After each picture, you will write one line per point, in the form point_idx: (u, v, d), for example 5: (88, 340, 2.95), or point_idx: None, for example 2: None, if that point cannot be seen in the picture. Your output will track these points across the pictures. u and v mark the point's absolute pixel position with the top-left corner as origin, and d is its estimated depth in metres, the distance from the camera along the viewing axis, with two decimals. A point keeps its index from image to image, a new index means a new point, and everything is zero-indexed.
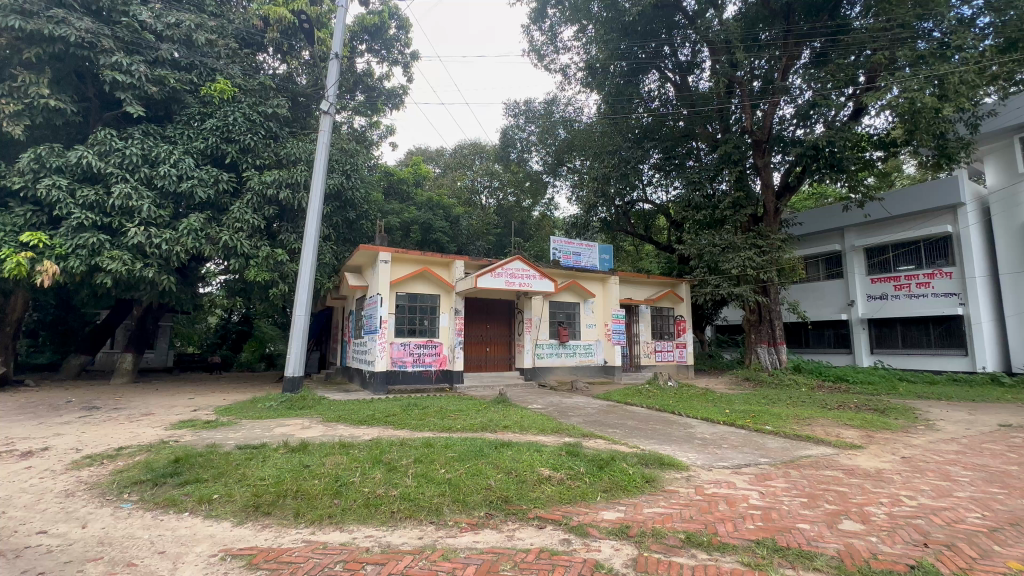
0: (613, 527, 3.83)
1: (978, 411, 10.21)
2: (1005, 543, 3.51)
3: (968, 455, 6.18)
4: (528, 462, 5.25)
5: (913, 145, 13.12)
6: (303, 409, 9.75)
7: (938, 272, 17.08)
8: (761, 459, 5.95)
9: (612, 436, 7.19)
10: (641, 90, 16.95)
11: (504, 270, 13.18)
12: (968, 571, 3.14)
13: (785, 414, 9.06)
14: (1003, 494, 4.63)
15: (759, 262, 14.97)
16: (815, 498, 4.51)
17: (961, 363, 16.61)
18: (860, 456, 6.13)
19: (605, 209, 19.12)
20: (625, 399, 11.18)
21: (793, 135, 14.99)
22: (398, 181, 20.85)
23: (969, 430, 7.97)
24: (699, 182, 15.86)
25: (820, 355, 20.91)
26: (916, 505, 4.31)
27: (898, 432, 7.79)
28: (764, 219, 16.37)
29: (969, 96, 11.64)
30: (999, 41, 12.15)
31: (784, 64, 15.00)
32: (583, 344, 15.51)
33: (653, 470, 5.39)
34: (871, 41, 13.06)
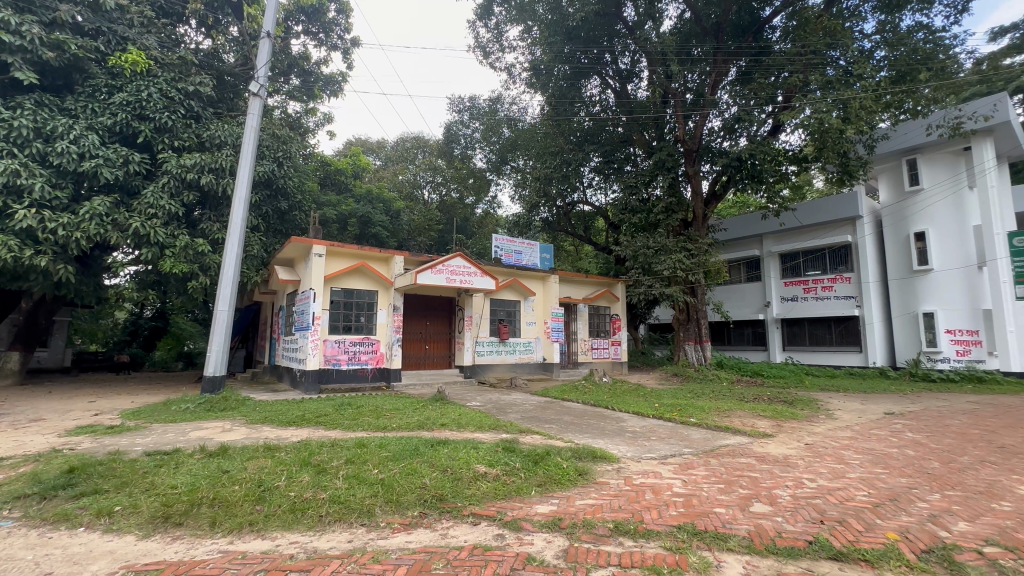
0: (545, 520, 3.91)
1: (869, 401, 11.48)
2: (884, 517, 3.99)
3: (859, 440, 6.96)
4: (464, 459, 5.24)
5: (821, 162, 14.44)
6: (224, 411, 9.10)
7: (840, 277, 19.03)
8: (685, 450, 6.33)
9: (548, 431, 7.36)
10: (582, 95, 17.38)
11: (445, 267, 13.04)
12: (855, 542, 3.53)
13: (708, 407, 9.69)
14: (885, 474, 5.25)
15: (688, 264, 15.94)
16: (731, 484, 4.87)
17: (857, 359, 18.59)
18: (770, 444, 6.71)
19: (547, 208, 19.48)
20: (562, 395, 11.45)
21: (721, 146, 16.01)
22: (335, 171, 19.98)
23: (861, 418, 8.97)
24: (636, 186, 16.60)
25: (740, 352, 22.60)
26: (815, 486, 4.78)
27: (803, 421, 8.60)
28: (694, 224, 17.38)
29: (866, 120, 13.04)
30: (892, 72, 13.66)
31: (714, 79, 15.91)
32: (523, 341, 15.71)
33: (586, 463, 5.57)
34: (788, 64, 14.27)
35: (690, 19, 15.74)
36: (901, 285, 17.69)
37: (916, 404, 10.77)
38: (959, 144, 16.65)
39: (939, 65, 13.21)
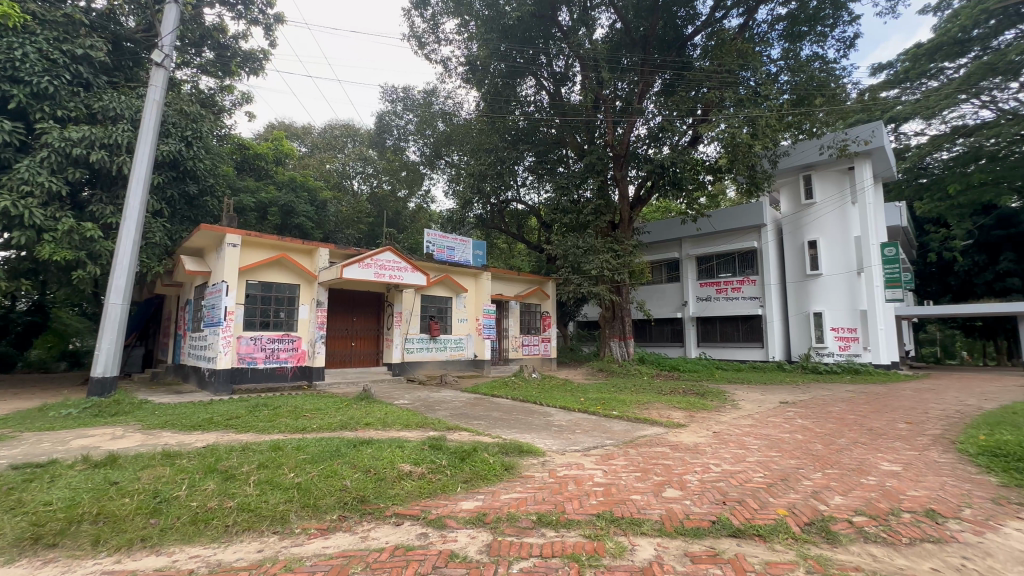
0: (470, 516, 3.91)
1: (768, 392, 12.70)
2: (776, 495, 4.44)
3: (758, 427, 7.68)
4: (388, 459, 5.10)
5: (733, 173, 15.65)
6: (115, 416, 8.14)
7: (747, 280, 20.84)
8: (607, 441, 6.63)
9: (476, 428, 7.38)
10: (517, 94, 17.54)
11: (373, 261, 12.60)
12: (751, 519, 3.89)
13: (629, 400, 10.20)
14: (778, 456, 5.84)
15: (614, 264, 16.68)
16: (647, 471, 5.17)
17: (759, 353, 20.49)
18: (683, 433, 7.21)
19: (480, 205, 19.49)
20: (492, 391, 11.52)
21: (646, 153, 16.88)
22: (254, 156, 18.52)
23: (760, 407, 9.92)
24: (567, 187, 17.07)
25: (660, 347, 24.08)
26: (720, 471, 5.21)
27: (713, 411, 9.31)
28: (621, 226, 18.19)
29: (771, 138, 14.38)
30: (793, 96, 15.13)
31: (641, 89, 16.64)
32: (454, 338, 15.60)
33: (512, 457, 5.65)
34: (707, 80, 15.32)
35: (621, 30, 16.46)
36: (797, 288, 19.72)
37: (805, 393, 12.10)
38: (845, 164, 18.72)
39: (831, 93, 14.82)
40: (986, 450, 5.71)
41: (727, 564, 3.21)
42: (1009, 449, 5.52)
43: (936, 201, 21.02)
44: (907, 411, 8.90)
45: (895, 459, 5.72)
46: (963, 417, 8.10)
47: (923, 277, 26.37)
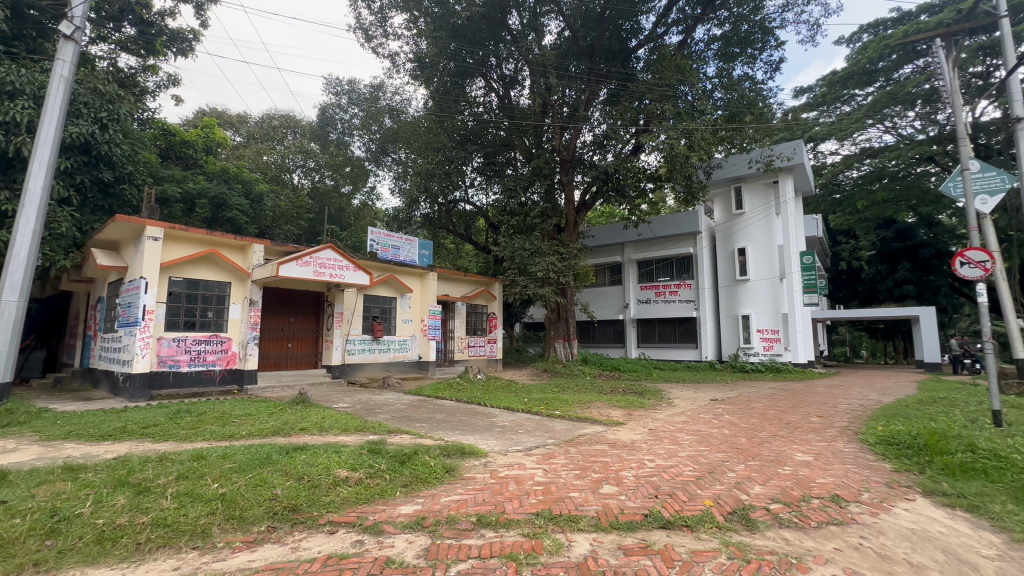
0: (408, 521, 3.84)
1: (701, 390, 13.43)
2: (704, 487, 4.72)
3: (690, 424, 8.12)
4: (323, 465, 4.91)
5: (672, 182, 16.39)
6: (7, 426, 7.26)
7: (683, 284, 21.98)
8: (549, 441, 6.74)
9: (419, 430, 7.26)
10: (466, 94, 17.52)
11: (312, 259, 12.06)
12: (680, 511, 4.10)
13: (571, 400, 10.43)
14: (706, 451, 6.20)
15: (559, 266, 17.04)
16: (586, 469, 5.31)
17: (693, 354, 21.65)
18: (621, 431, 7.48)
19: (427, 204, 19.23)
20: (436, 393, 11.38)
21: (591, 159, 17.33)
22: (180, 143, 17.15)
23: (693, 404, 10.47)
24: (515, 190, 17.24)
25: (602, 348, 24.83)
26: (654, 466, 5.45)
27: (649, 409, 9.73)
28: (566, 230, 18.59)
29: (707, 150, 15.22)
30: (727, 111, 16.06)
31: (587, 97, 17.10)
32: (397, 339, 15.26)
33: (454, 459, 5.61)
34: (649, 93, 15.99)
35: (569, 38, 16.82)
36: (728, 292, 21.07)
37: (733, 391, 12.91)
38: (770, 178, 20.23)
39: (759, 112, 15.91)
40: (882, 439, 6.36)
41: (657, 555, 3.36)
42: (901, 437, 6.18)
43: (847, 215, 23.18)
44: (820, 406, 9.73)
45: (807, 449, 6.24)
46: (865, 411, 8.97)
47: (835, 283, 28.96)
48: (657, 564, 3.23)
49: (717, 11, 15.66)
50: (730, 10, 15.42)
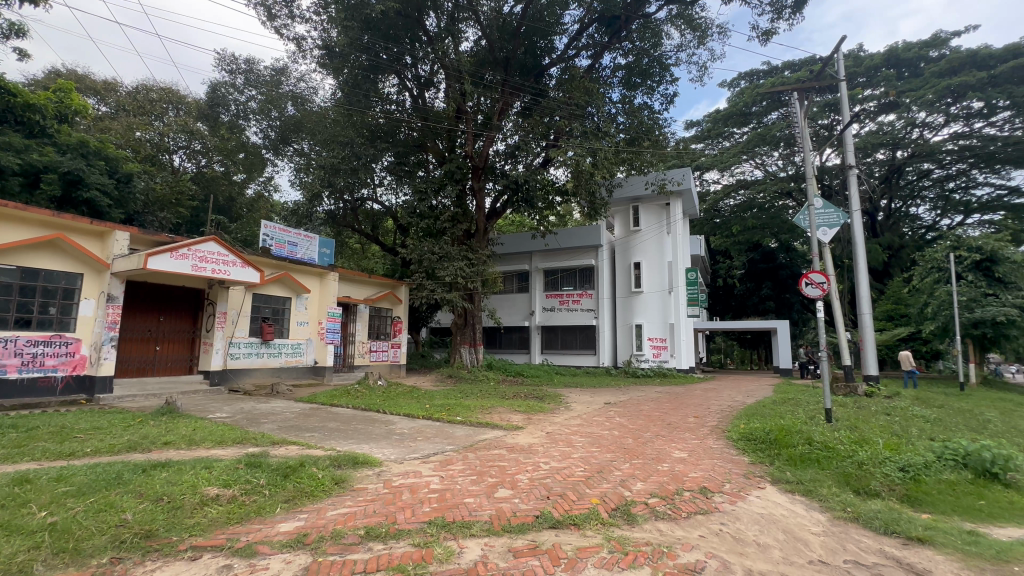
0: (287, 539, 3.55)
1: (597, 394, 14.22)
2: (592, 486, 4.99)
3: (585, 426, 8.55)
4: (189, 483, 4.38)
5: (576, 197, 17.23)
6: None
7: (585, 294, 23.22)
8: (448, 447, 6.67)
9: (308, 441, 6.77)
10: (378, 90, 16.92)
11: (192, 251, 10.78)
12: (569, 510, 4.30)
13: (474, 405, 10.45)
14: (597, 452, 6.57)
15: (467, 272, 17.14)
16: (482, 474, 5.34)
17: (592, 360, 22.93)
18: (520, 435, 7.65)
19: (331, 200, 18.18)
20: (331, 400, 10.72)
21: (502, 168, 17.59)
22: (23, 106, 14.31)
23: (589, 408, 11.05)
24: (425, 193, 17.04)
25: (508, 354, 25.29)
26: (548, 468, 5.65)
27: (548, 413, 10.07)
28: (475, 236, 18.68)
29: (609, 170, 16.23)
30: (628, 135, 17.32)
31: (501, 107, 17.41)
32: (291, 342, 14.13)
33: (345, 470, 5.32)
34: (559, 110, 16.67)
35: (485, 47, 16.96)
36: (624, 302, 22.68)
37: (625, 395, 13.86)
38: (662, 200, 22.16)
39: (656, 139, 17.31)
40: (743, 436, 7.22)
41: (544, 555, 3.47)
42: (757, 433, 7.08)
43: (724, 237, 26.19)
44: (696, 408, 10.81)
45: (683, 447, 6.88)
46: (732, 411, 10.14)
47: (713, 298, 32.49)
48: (544, 564, 3.34)
49: (622, 42, 16.85)
50: (633, 43, 16.66)
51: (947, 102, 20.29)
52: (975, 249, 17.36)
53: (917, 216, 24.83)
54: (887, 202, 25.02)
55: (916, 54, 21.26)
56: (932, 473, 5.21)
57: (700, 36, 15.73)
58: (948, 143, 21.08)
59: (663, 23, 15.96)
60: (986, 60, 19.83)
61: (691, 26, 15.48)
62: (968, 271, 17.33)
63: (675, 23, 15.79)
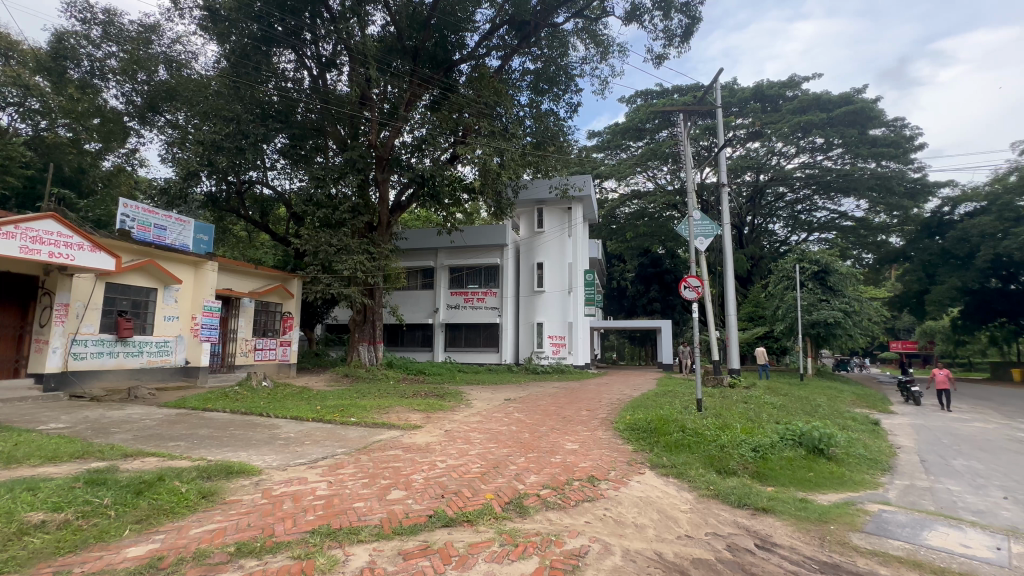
0: (136, 566, 3.09)
1: (497, 390, 14.46)
2: (487, 482, 5.05)
3: (484, 423, 8.62)
4: (4, 510, 3.61)
5: (483, 197, 17.29)
6: None
7: (489, 292, 23.47)
8: (338, 450, 6.30)
9: (171, 451, 5.97)
10: (272, 64, 15.52)
11: (23, 231, 8.93)
12: (463, 507, 4.30)
13: (370, 405, 10.03)
14: (494, 447, 6.65)
15: (368, 266, 16.38)
16: (375, 476, 5.13)
17: (494, 357, 23.29)
18: (417, 434, 7.48)
19: (212, 181, 16.28)
20: (204, 404, 9.59)
21: (408, 161, 16.97)
22: None
23: (489, 404, 11.18)
24: (323, 180, 16.00)
25: (410, 352, 24.68)
26: (444, 466, 5.59)
27: (447, 411, 10.00)
28: (378, 229, 17.96)
29: (515, 172, 16.39)
30: (535, 139, 17.71)
31: (409, 98, 16.79)
32: (155, 340, 12.37)
33: (216, 481, 4.77)
34: (468, 106, 16.46)
35: (392, 34, 16.31)
36: (527, 301, 23.33)
37: (523, 391, 14.27)
38: (565, 203, 23.12)
39: (561, 146, 17.93)
40: (629, 427, 7.80)
41: (436, 554, 3.43)
42: (641, 423, 7.68)
43: (619, 242, 28.16)
44: (589, 401, 11.46)
45: (575, 439, 7.24)
46: (620, 403, 10.91)
47: (608, 298, 34.76)
48: (435, 564, 3.30)
49: (531, 47, 17.23)
50: (542, 49, 17.12)
51: (798, 136, 23.84)
52: (814, 261, 20.66)
53: (774, 232, 28.83)
54: (752, 218, 28.71)
55: (777, 92, 24.70)
56: (776, 451, 6.08)
57: (603, 52, 16.68)
58: (798, 171, 24.76)
59: (569, 34, 16.64)
60: (827, 104, 23.67)
61: (595, 41, 16.37)
62: (809, 280, 20.53)
63: (580, 36, 16.57)
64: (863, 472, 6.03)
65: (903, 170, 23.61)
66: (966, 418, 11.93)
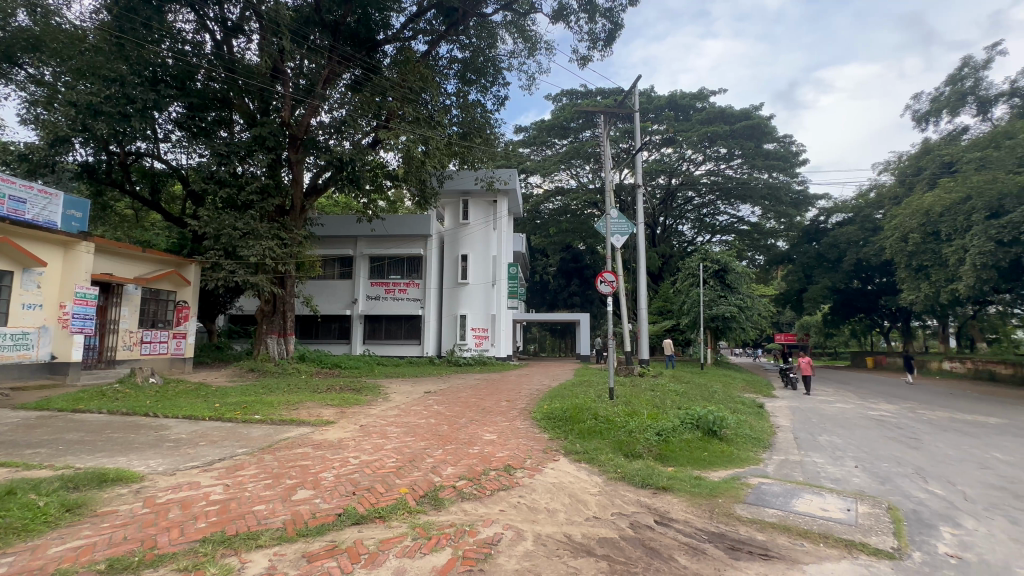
0: None
1: (418, 383, 14.22)
2: (402, 476, 4.94)
3: (402, 416, 8.42)
4: None
5: (406, 184, 16.67)
6: None
7: (412, 283, 22.94)
8: (239, 450, 5.83)
9: (26, 460, 5.14)
10: (166, 22, 13.76)
11: None
12: (375, 504, 4.16)
13: (277, 401, 9.37)
14: (411, 441, 6.52)
15: (278, 253, 15.21)
16: (279, 476, 4.81)
17: (415, 350, 22.87)
18: (330, 430, 7.13)
19: (89, 149, 14.22)
20: (75, 405, 8.38)
21: (325, 142, 15.83)
22: None
23: (408, 398, 10.94)
24: (227, 156, 14.63)
25: (325, 345, 23.47)
26: (357, 463, 5.38)
27: (364, 405, 9.64)
28: (290, 213, 16.77)
29: (440, 162, 15.99)
30: (461, 129, 17.34)
31: (327, 75, 15.72)
32: (12, 332, 10.53)
33: (85, 492, 4.19)
34: (391, 90, 15.63)
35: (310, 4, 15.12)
36: (451, 293, 23.11)
37: (443, 383, 14.18)
38: (490, 196, 23.13)
39: (489, 138, 17.76)
40: (545, 416, 8.03)
41: (343, 554, 3.29)
42: (556, 412, 7.95)
43: (542, 237, 28.82)
44: (509, 393, 11.64)
45: (493, 430, 7.31)
46: (539, 394, 11.21)
47: (531, 291, 35.51)
48: (342, 564, 3.17)
49: (459, 35, 16.89)
50: (469, 39, 16.86)
51: (705, 145, 25.90)
52: (715, 261, 22.62)
53: (682, 232, 31.12)
54: (664, 219, 30.73)
55: (688, 102, 26.59)
56: (677, 434, 6.60)
57: (530, 48, 16.81)
58: (704, 177, 26.94)
59: (497, 26, 16.57)
60: (730, 117, 25.85)
61: (523, 36, 16.45)
62: (710, 277, 22.45)
63: (508, 29, 16.56)
64: (748, 449, 6.74)
65: (790, 182, 26.51)
66: (830, 399, 13.80)
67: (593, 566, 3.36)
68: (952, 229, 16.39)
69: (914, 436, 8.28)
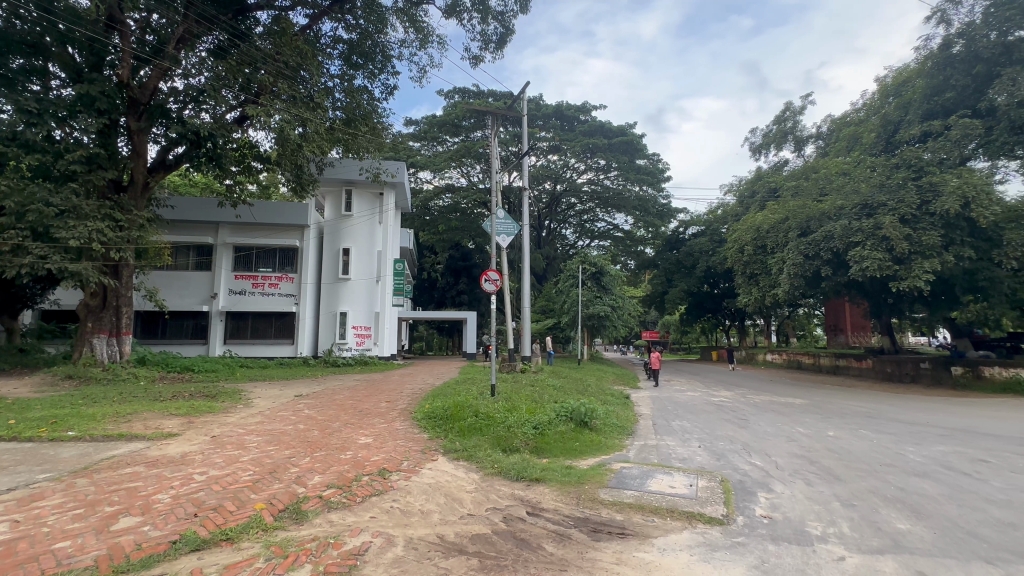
0: None
1: (287, 386, 12.99)
2: (259, 490, 4.43)
3: (265, 423, 7.59)
4: None
5: (279, 167, 15.04)
6: None
7: (285, 277, 20.97)
8: (39, 476, 4.74)
9: None
10: None
11: None
12: (221, 525, 3.66)
13: (102, 414, 7.84)
14: (274, 450, 5.90)
15: (111, 237, 12.68)
16: (96, 504, 4.01)
17: (287, 350, 20.96)
18: (172, 444, 6.15)
19: None
20: None
21: (178, 112, 13.84)
22: None
23: (274, 403, 9.93)
24: (38, 115, 11.92)
25: (174, 346, 20.39)
26: (203, 479, 4.70)
27: (218, 413, 8.51)
28: (129, 190, 14.25)
29: (321, 148, 14.58)
30: (344, 115, 16.05)
31: (181, 36, 13.57)
32: None
33: None
34: (264, 62, 13.73)
35: None
36: (330, 289, 21.53)
37: (318, 385, 13.17)
38: (377, 188, 22.01)
39: (376, 128, 16.80)
40: (426, 415, 7.86)
41: None
42: (438, 411, 7.84)
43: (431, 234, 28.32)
44: (390, 393, 11.22)
45: (370, 433, 6.95)
46: (422, 393, 10.97)
47: (418, 288, 34.74)
48: None
49: (344, 13, 15.83)
50: (357, 19, 15.86)
51: (586, 156, 27.71)
52: (593, 264, 24.35)
53: (565, 236, 32.96)
54: (548, 222, 32.22)
55: (572, 114, 28.19)
56: (552, 427, 6.93)
57: (422, 39, 16.36)
58: (586, 185, 28.83)
59: (388, 12, 15.80)
60: (609, 132, 28.02)
61: (414, 26, 15.95)
62: (588, 279, 24.12)
63: (399, 16, 15.89)
64: (613, 437, 7.34)
65: (656, 196, 29.51)
66: (682, 389, 15.66)
67: (463, 565, 3.34)
68: (776, 244, 19.72)
69: (743, 418, 9.74)
